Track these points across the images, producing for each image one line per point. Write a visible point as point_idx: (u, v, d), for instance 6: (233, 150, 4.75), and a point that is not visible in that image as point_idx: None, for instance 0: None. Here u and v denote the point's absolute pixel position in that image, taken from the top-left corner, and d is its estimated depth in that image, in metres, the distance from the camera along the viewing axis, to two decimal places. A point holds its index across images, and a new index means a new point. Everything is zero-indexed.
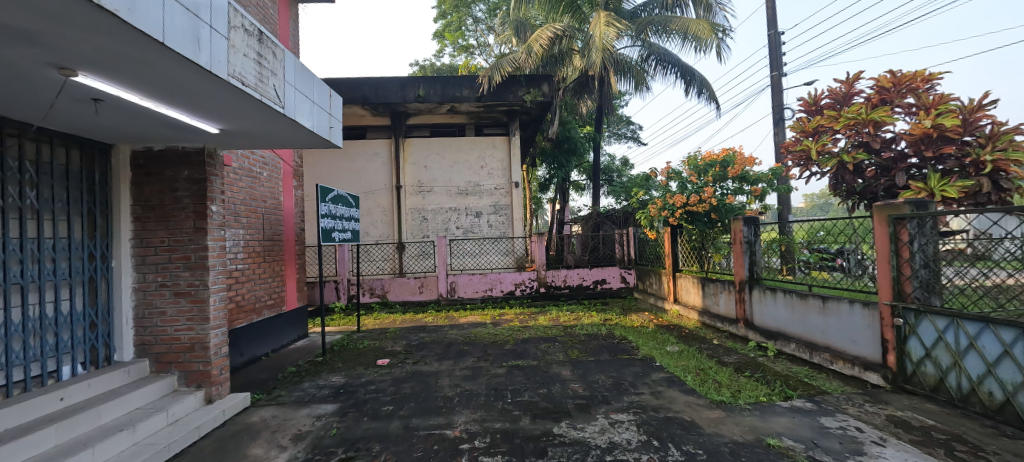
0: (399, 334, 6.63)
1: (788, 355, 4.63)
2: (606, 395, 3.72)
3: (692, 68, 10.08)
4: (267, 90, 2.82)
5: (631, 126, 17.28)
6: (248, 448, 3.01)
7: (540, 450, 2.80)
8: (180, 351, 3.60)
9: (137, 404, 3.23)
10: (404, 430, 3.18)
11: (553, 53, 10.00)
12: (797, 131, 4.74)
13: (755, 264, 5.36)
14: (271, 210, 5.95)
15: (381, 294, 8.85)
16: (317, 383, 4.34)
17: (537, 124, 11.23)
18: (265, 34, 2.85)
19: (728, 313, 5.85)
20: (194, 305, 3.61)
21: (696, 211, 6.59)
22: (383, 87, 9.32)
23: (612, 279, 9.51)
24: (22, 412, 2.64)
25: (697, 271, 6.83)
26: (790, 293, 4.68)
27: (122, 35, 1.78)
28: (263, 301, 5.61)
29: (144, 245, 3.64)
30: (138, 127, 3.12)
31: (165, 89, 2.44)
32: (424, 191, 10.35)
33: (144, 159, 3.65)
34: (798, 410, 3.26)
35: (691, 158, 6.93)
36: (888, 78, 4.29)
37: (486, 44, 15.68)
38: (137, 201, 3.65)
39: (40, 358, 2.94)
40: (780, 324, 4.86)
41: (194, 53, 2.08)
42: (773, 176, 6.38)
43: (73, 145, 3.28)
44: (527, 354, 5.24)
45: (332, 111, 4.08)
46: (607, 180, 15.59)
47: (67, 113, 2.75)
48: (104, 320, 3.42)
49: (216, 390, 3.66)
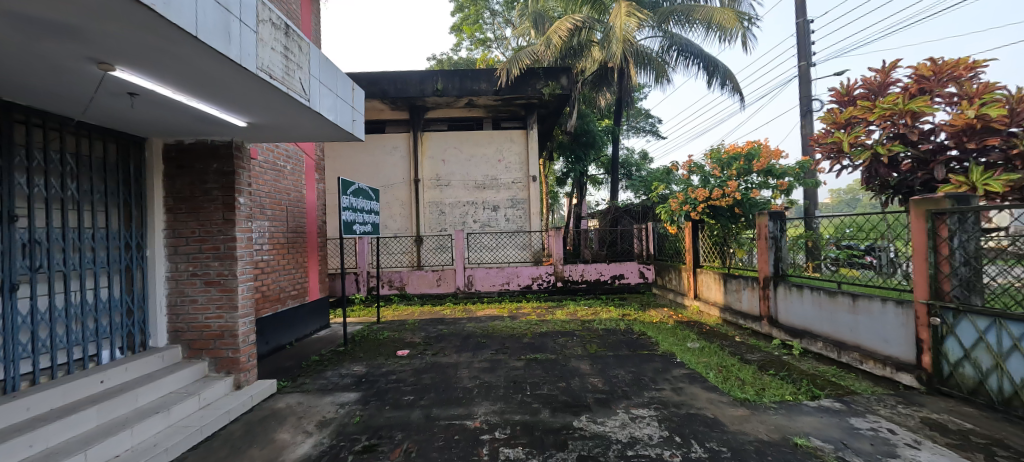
0: (418, 326, 6.72)
1: (814, 354, 4.50)
2: (626, 390, 3.70)
3: (715, 58, 9.84)
4: (293, 83, 2.85)
5: (652, 119, 16.91)
6: (275, 433, 3.11)
7: (560, 443, 2.80)
8: (210, 338, 3.73)
9: (171, 388, 3.36)
10: (426, 419, 3.23)
11: (572, 45, 9.90)
12: (829, 123, 4.54)
13: (780, 260, 5.20)
14: (295, 203, 6.08)
15: (400, 286, 9.01)
16: (340, 372, 4.44)
17: (554, 117, 11.18)
18: (291, 28, 2.88)
19: (751, 310, 5.71)
20: (223, 294, 3.73)
21: (718, 205, 6.49)
22: (401, 81, 9.38)
23: (631, 274, 9.40)
24: (67, 392, 2.78)
25: (719, 267, 6.67)
26: (818, 291, 4.54)
27: (155, 29, 1.82)
28: (288, 291, 5.77)
29: (176, 236, 3.76)
30: (169, 120, 3.20)
31: (196, 83, 2.49)
32: (442, 185, 10.42)
33: (176, 151, 3.77)
34: (826, 410, 3.18)
35: (714, 151, 6.78)
36: (929, 66, 4.06)
37: (503, 38, 15.59)
38: (169, 193, 3.78)
39: (82, 342, 3.10)
40: (806, 322, 4.72)
41: (224, 47, 2.12)
42: (801, 170, 6.20)
43: (110, 138, 3.42)
44: (545, 348, 5.24)
45: (355, 105, 4.12)
46: (626, 174, 15.39)
47: (104, 107, 2.84)
48: (140, 307, 3.57)
49: (244, 377, 3.78)
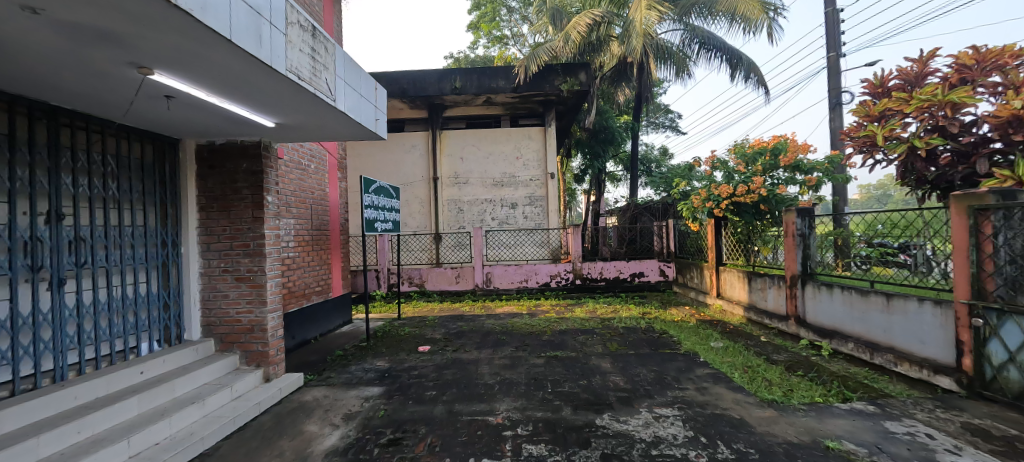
0: (438, 322, 6.80)
1: (845, 355, 4.35)
2: (649, 389, 3.66)
3: (738, 51, 9.59)
4: (320, 84, 2.92)
5: (671, 114, 16.61)
6: (304, 425, 3.20)
7: (583, 441, 2.79)
8: (241, 332, 3.86)
9: (205, 379, 3.49)
10: (448, 414, 3.27)
11: (591, 40, 9.84)
12: (861, 116, 4.36)
13: (808, 258, 5.05)
14: (319, 201, 6.22)
15: (419, 283, 9.11)
16: (363, 367, 4.54)
17: (572, 113, 11.11)
18: (318, 29, 2.94)
19: (777, 309, 5.56)
20: (253, 289, 3.85)
21: (743, 202, 6.32)
22: (420, 80, 9.46)
23: (651, 272, 9.29)
24: (110, 382, 2.92)
25: (742, 265, 6.52)
26: (849, 290, 4.39)
27: (191, 33, 1.89)
28: (313, 287, 5.91)
29: (208, 234, 3.89)
30: (203, 122, 3.32)
31: (228, 85, 2.57)
32: (460, 182, 10.48)
33: (208, 152, 3.90)
34: (859, 413, 3.08)
35: (737, 146, 6.64)
36: (970, 54, 3.85)
37: (520, 34, 15.53)
38: (202, 192, 3.91)
39: (123, 334, 3.25)
40: (836, 322, 4.57)
41: (256, 49, 2.18)
42: (830, 165, 5.99)
43: (147, 140, 3.56)
44: (565, 345, 5.23)
45: (378, 104, 4.18)
46: (645, 171, 15.18)
47: (143, 110, 2.96)
48: (176, 302, 3.71)
49: (273, 370, 3.90)
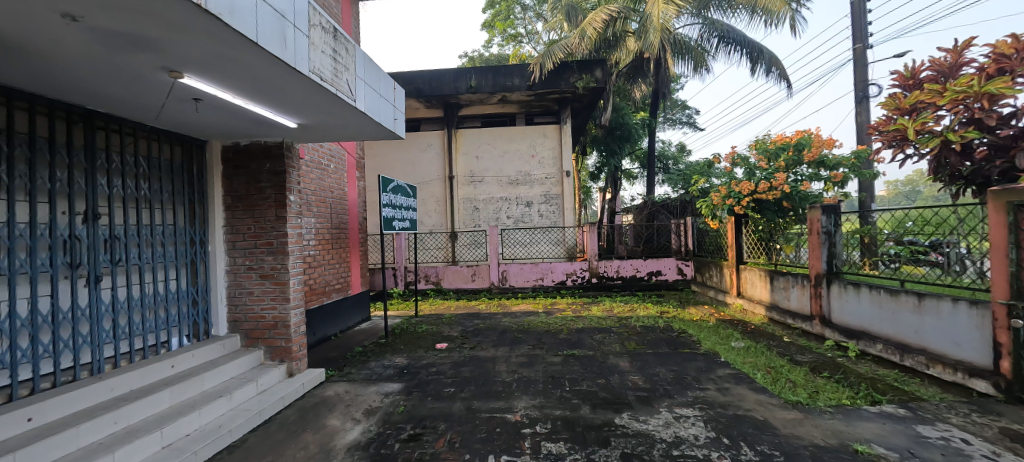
0: (455, 320, 6.85)
1: (873, 356, 4.22)
2: (669, 389, 3.62)
3: (759, 44, 9.36)
4: (341, 84, 2.97)
5: (689, 110, 16.33)
6: (326, 419, 3.26)
7: (603, 440, 2.78)
8: (265, 328, 3.96)
9: (232, 373, 3.60)
10: (467, 411, 3.29)
11: (607, 36, 9.72)
12: (891, 110, 4.21)
13: (834, 257, 4.90)
14: (338, 200, 6.32)
15: (436, 281, 9.19)
16: (383, 363, 4.60)
17: (588, 110, 11.03)
18: (339, 31, 2.99)
19: (801, 309, 5.42)
20: (277, 287, 3.94)
21: (765, 199, 6.16)
22: (436, 80, 9.52)
23: (669, 270, 9.17)
24: (143, 375, 3.03)
25: (764, 264, 6.38)
26: (877, 289, 4.25)
27: (220, 37, 1.94)
28: (333, 285, 6.02)
29: (234, 232, 4.00)
30: (229, 123, 3.41)
31: (253, 87, 2.63)
32: (476, 181, 10.52)
33: (233, 153, 4.00)
34: (889, 416, 2.98)
35: (759, 142, 6.49)
36: (1009, 43, 3.67)
37: (535, 32, 15.48)
38: (228, 192, 4.02)
39: (155, 330, 3.37)
40: (863, 323, 4.43)
41: (281, 51, 2.23)
42: (856, 160, 5.81)
43: (176, 142, 3.68)
44: (582, 344, 5.21)
45: (396, 104, 4.22)
46: (662, 168, 14.97)
47: (173, 112, 3.06)
48: (204, 298, 3.84)
49: (296, 365, 3.99)
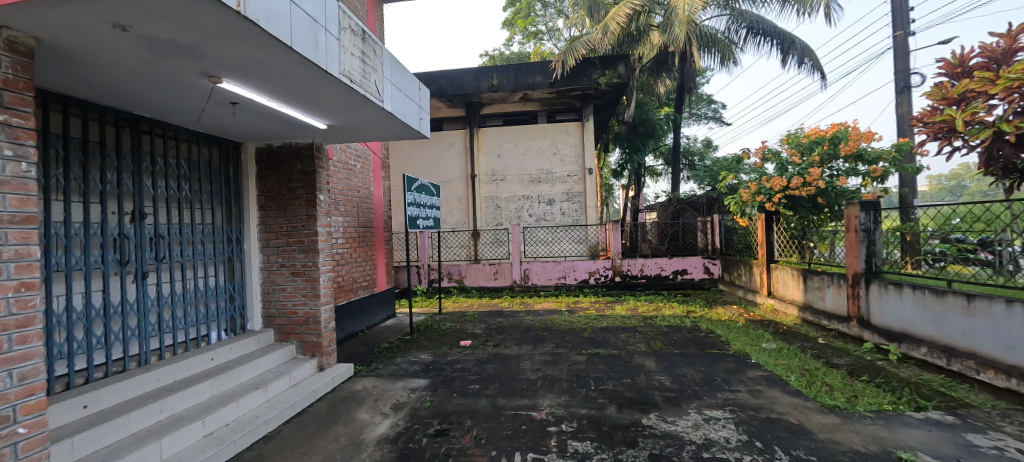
0: (478, 318, 6.89)
1: (916, 360, 4.01)
2: (697, 390, 3.54)
3: (790, 34, 9.02)
4: (369, 86, 3.03)
5: (715, 104, 15.91)
6: (356, 413, 3.34)
7: (630, 440, 2.74)
8: (297, 324, 4.08)
9: (267, 366, 3.73)
10: (493, 408, 3.31)
11: (630, 31, 9.56)
12: (937, 100, 4.00)
13: (873, 256, 4.68)
14: (364, 199, 6.45)
15: (458, 279, 9.27)
16: (408, 360, 4.68)
17: (610, 107, 10.90)
18: (367, 34, 3.05)
19: (837, 310, 5.19)
20: (308, 283, 4.06)
21: (798, 195, 5.94)
22: (458, 79, 9.59)
23: (695, 269, 8.97)
24: (185, 367, 3.18)
25: (797, 262, 6.15)
26: (921, 289, 4.04)
27: (257, 42, 2.01)
28: (359, 282, 6.15)
29: (268, 231, 4.14)
30: (263, 126, 3.53)
31: (287, 90, 2.72)
32: (498, 179, 10.54)
33: (266, 154, 4.14)
34: (935, 423, 2.84)
35: (791, 136, 6.26)
36: None
37: (555, 29, 15.38)
38: (262, 192, 4.17)
39: (196, 324, 3.53)
40: (905, 324, 4.22)
41: (313, 55, 2.29)
42: (898, 153, 5.52)
43: (214, 145, 3.83)
44: (606, 343, 5.15)
45: (422, 104, 4.28)
46: (688, 164, 14.64)
47: (212, 116, 3.19)
48: (240, 294, 3.99)
49: (326, 360, 4.11)
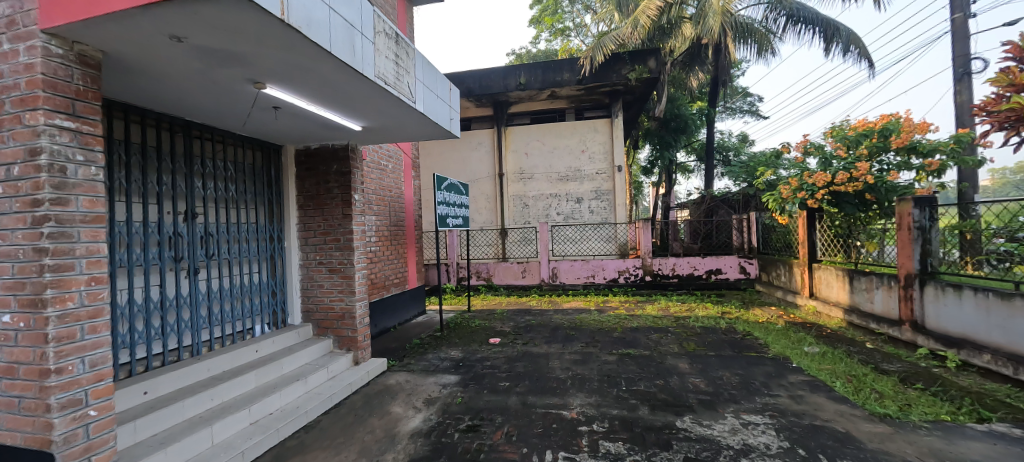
0: (506, 316, 6.92)
1: (978, 368, 3.73)
2: (734, 394, 3.43)
3: (833, 22, 8.55)
4: (403, 88, 3.09)
5: (750, 98, 15.31)
6: (390, 406, 3.44)
7: (664, 443, 2.69)
8: (334, 319, 4.23)
9: (306, 359, 3.89)
10: (523, 406, 3.33)
11: (661, 24, 9.32)
12: (1003, 86, 3.59)
13: (929, 256, 4.38)
14: (396, 199, 6.59)
15: (487, 277, 9.34)
16: (439, 356, 4.76)
17: (640, 102, 10.67)
18: (400, 37, 3.11)
19: (886, 313, 4.90)
20: (344, 280, 4.19)
21: (844, 191, 5.63)
22: (486, 79, 9.64)
23: (730, 269, 8.67)
24: (233, 358, 3.36)
25: (842, 262, 5.84)
26: (983, 292, 3.76)
27: (299, 49, 2.09)
28: (391, 279, 6.30)
29: (306, 230, 4.31)
30: (302, 128, 3.67)
31: (326, 94, 2.82)
32: (526, 178, 10.54)
33: (305, 156, 4.30)
34: (1000, 436, 2.63)
35: (836, 129, 5.95)
36: None
37: (583, 25, 15.20)
38: (301, 192, 4.33)
39: (242, 317, 3.72)
40: (965, 330, 3.94)
41: (350, 59, 2.36)
42: (956, 145, 5.14)
43: (257, 148, 4.02)
44: (638, 343, 5.07)
45: (452, 104, 4.33)
46: (722, 160, 14.15)
47: (256, 120, 3.34)
48: (281, 290, 4.18)
49: (361, 354, 4.23)
